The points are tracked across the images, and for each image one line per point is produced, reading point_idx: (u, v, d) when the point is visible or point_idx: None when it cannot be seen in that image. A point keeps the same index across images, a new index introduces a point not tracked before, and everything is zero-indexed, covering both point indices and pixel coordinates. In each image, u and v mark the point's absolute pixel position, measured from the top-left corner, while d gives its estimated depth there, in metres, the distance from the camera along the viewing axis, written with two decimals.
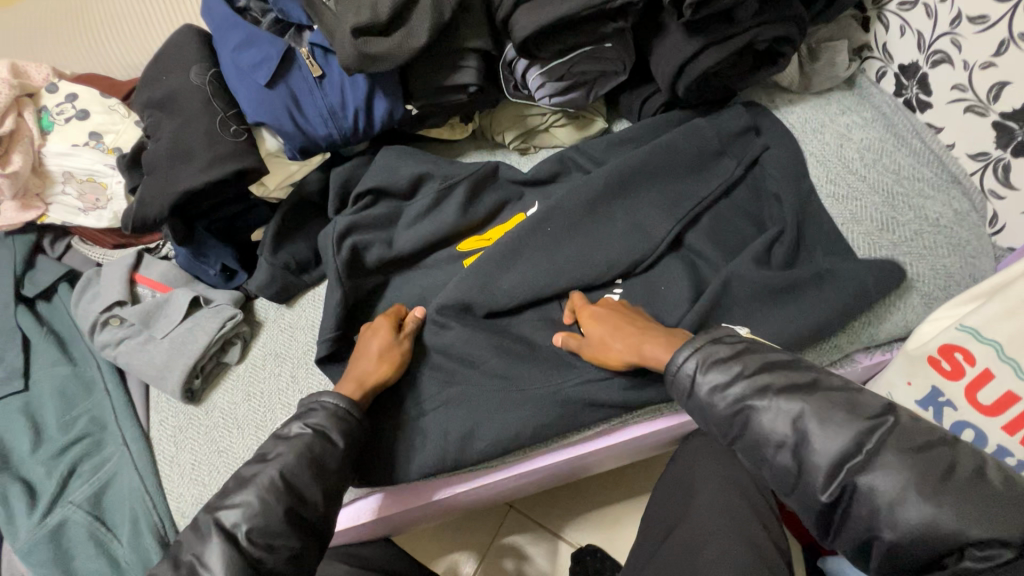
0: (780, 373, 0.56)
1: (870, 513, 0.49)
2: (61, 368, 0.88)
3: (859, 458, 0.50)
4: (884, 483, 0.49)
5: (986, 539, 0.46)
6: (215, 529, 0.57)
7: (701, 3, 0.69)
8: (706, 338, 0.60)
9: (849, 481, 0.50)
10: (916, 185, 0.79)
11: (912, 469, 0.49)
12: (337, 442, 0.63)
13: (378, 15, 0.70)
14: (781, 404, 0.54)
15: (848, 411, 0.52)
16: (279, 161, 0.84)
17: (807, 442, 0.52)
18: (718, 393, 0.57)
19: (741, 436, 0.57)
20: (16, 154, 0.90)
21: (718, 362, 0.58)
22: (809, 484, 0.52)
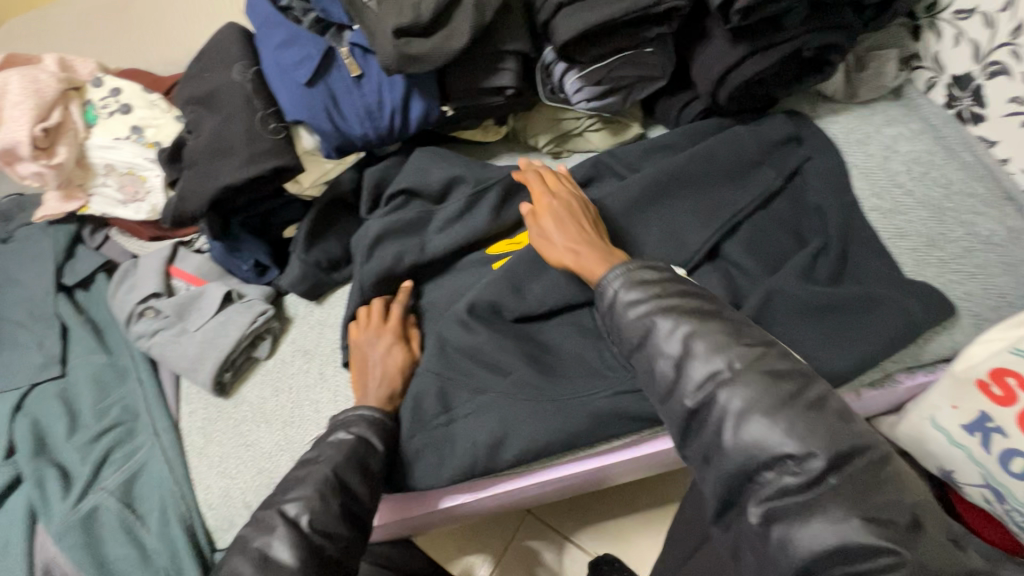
0: (690, 300, 0.57)
1: (721, 419, 0.51)
2: (96, 356, 0.90)
3: (730, 372, 0.52)
4: (741, 398, 0.51)
5: (807, 453, 0.48)
6: (280, 520, 0.57)
7: (750, 9, 0.67)
8: (633, 263, 0.61)
9: (712, 391, 0.52)
10: (966, 201, 0.76)
11: (767, 388, 0.50)
12: (378, 447, 0.66)
13: (420, 15, 0.70)
14: (680, 324, 0.55)
15: (733, 336, 0.54)
16: (314, 159, 0.84)
17: (694, 356, 0.54)
18: (630, 309, 0.59)
19: (639, 349, 0.58)
20: (63, 146, 0.92)
21: (640, 282, 0.60)
22: (679, 390, 0.54)
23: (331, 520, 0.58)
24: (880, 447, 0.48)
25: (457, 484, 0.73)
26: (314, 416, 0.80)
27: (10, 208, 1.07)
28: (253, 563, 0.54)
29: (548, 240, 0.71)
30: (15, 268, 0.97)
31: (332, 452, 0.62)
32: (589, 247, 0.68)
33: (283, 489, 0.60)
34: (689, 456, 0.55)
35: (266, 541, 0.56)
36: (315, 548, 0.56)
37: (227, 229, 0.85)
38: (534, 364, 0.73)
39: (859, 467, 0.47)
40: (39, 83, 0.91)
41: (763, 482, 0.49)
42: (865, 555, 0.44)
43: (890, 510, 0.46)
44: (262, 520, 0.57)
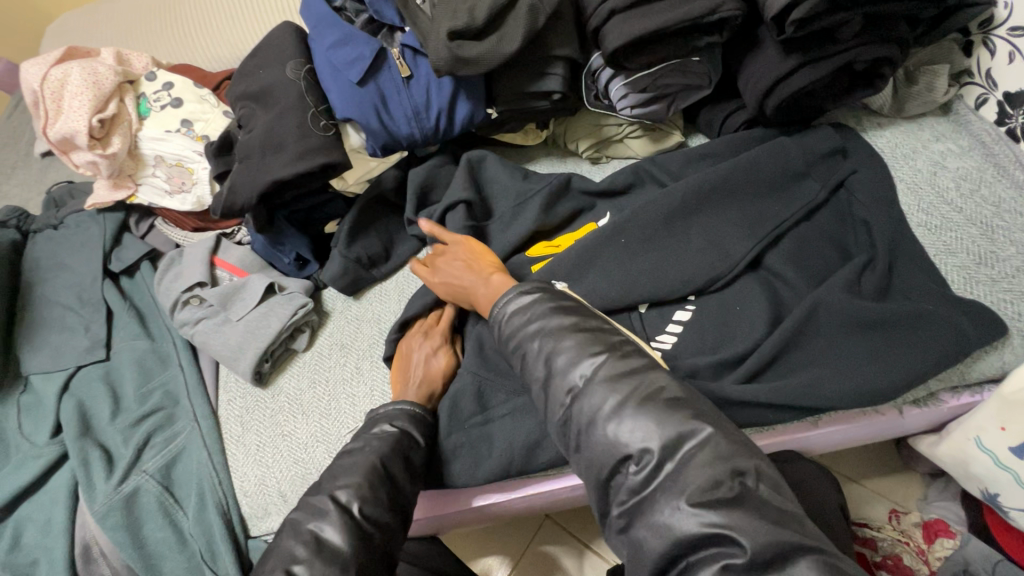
0: (558, 318, 0.60)
1: (585, 424, 0.54)
2: (140, 342, 0.92)
3: (581, 384, 0.56)
4: (596, 404, 0.54)
5: (644, 449, 0.50)
6: (331, 505, 0.58)
7: (804, 21, 0.67)
8: (517, 285, 0.64)
9: (573, 406, 0.56)
10: (1018, 220, 0.74)
11: (620, 389, 0.54)
12: (420, 440, 0.67)
13: (474, 19, 0.71)
14: (544, 342, 0.59)
15: (590, 349, 0.57)
16: (360, 157, 0.86)
17: (553, 373, 0.57)
18: (505, 335, 0.62)
19: (518, 370, 0.62)
20: (116, 136, 0.94)
21: (512, 309, 0.62)
22: (551, 407, 0.58)
23: (378, 510, 0.59)
24: (705, 430, 0.50)
25: (492, 483, 0.74)
26: (352, 410, 0.81)
27: (62, 196, 1.11)
28: (307, 545, 0.56)
29: (443, 276, 0.76)
30: (65, 253, 1.01)
31: (385, 445, 0.64)
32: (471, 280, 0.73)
33: (333, 475, 0.62)
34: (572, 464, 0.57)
35: (318, 525, 0.57)
36: (364, 535, 0.57)
37: (271, 223, 0.87)
38: None
39: (691, 453, 0.49)
40: (97, 76, 0.94)
41: (619, 485, 0.52)
42: (712, 543, 0.45)
43: (708, 492, 0.47)
44: (313, 505, 0.59)
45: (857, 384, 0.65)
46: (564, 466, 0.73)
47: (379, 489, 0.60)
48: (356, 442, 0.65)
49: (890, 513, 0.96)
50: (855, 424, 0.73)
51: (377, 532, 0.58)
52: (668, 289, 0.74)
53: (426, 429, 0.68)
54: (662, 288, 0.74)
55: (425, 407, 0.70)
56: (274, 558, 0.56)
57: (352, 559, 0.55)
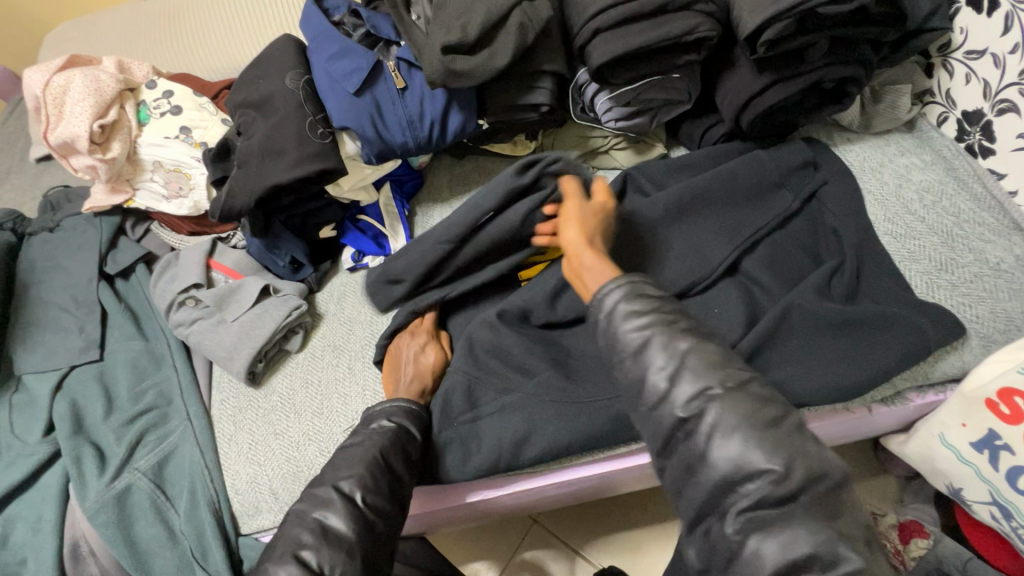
0: (688, 320, 0.56)
1: (707, 434, 0.50)
2: (134, 342, 0.93)
3: (716, 390, 0.51)
4: (725, 411, 0.50)
5: (789, 477, 0.47)
6: (335, 494, 0.60)
7: (774, 42, 0.72)
8: (642, 276, 0.59)
9: (704, 406, 0.50)
10: (976, 229, 0.79)
11: (751, 408, 0.50)
12: (417, 436, 0.70)
13: (467, 35, 0.75)
14: (677, 341, 0.54)
15: (728, 358, 0.53)
16: (355, 165, 0.89)
17: (682, 372, 0.52)
18: (630, 320, 0.56)
19: (626, 363, 0.56)
20: (116, 142, 0.97)
21: (642, 295, 0.57)
22: (668, 404, 0.52)
23: (380, 500, 0.61)
24: (845, 471, 0.48)
25: (477, 479, 0.76)
26: (344, 409, 0.83)
27: (58, 200, 1.12)
28: (313, 532, 0.58)
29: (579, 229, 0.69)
30: (61, 255, 1.02)
31: (382, 438, 0.66)
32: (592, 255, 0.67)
33: (335, 467, 0.63)
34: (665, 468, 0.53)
35: (323, 513, 0.59)
36: (367, 523, 0.59)
37: (268, 227, 0.90)
38: (558, 369, 0.77)
39: (826, 490, 0.46)
40: (99, 83, 0.96)
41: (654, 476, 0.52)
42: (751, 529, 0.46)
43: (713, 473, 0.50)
44: (316, 495, 0.61)
45: (827, 380, 0.69)
46: (551, 463, 0.75)
47: (380, 479, 0.62)
48: (354, 436, 0.67)
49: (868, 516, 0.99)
50: (828, 420, 0.76)
51: (378, 520, 0.60)
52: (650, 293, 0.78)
53: (421, 425, 0.70)
54: None
55: (420, 405, 0.72)
56: (281, 545, 0.57)
57: (356, 546, 0.57)
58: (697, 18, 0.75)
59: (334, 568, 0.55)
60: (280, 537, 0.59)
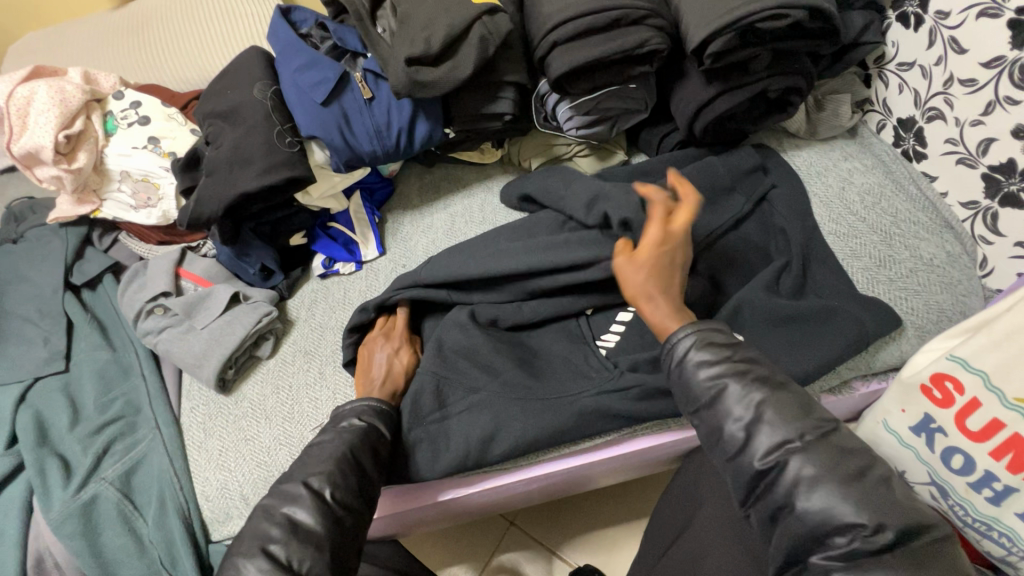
0: (759, 367, 0.59)
1: (788, 488, 0.53)
2: (101, 353, 0.93)
3: (797, 442, 0.54)
4: (810, 464, 0.53)
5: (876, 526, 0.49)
6: (304, 491, 0.61)
7: (719, 54, 0.77)
8: (706, 325, 0.63)
9: (784, 457, 0.54)
10: (912, 228, 0.85)
11: (834, 461, 0.52)
12: (387, 434, 0.71)
13: (430, 47, 0.78)
14: (752, 390, 0.57)
15: (803, 410, 0.56)
16: (325, 173, 0.91)
17: (759, 422, 0.56)
18: (703, 368, 0.60)
19: (704, 409, 0.60)
20: (83, 152, 0.96)
21: (713, 344, 0.61)
22: (747, 454, 0.56)
23: (348, 497, 0.62)
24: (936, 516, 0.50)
25: (445, 477, 0.79)
26: (314, 413, 0.84)
27: (22, 210, 1.11)
28: (283, 527, 0.59)
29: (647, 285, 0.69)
30: (25, 266, 1.01)
31: (353, 439, 0.67)
32: (672, 295, 0.68)
33: (305, 464, 0.64)
34: (753, 515, 0.57)
35: (292, 509, 0.60)
36: (336, 519, 0.61)
37: (238, 235, 0.91)
38: (523, 368, 0.80)
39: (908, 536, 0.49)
40: (64, 94, 0.96)
41: None
42: None
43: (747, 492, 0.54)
44: (285, 491, 0.62)
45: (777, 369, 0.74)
46: (517, 460, 0.78)
47: (349, 476, 0.64)
48: (325, 435, 0.68)
49: None
50: None
51: (347, 512, 0.62)
52: (610, 294, 0.83)
53: (390, 424, 0.72)
54: (605, 293, 0.83)
55: (389, 404, 0.74)
56: (249, 540, 0.59)
57: (326, 541, 0.59)
58: (648, 32, 0.79)
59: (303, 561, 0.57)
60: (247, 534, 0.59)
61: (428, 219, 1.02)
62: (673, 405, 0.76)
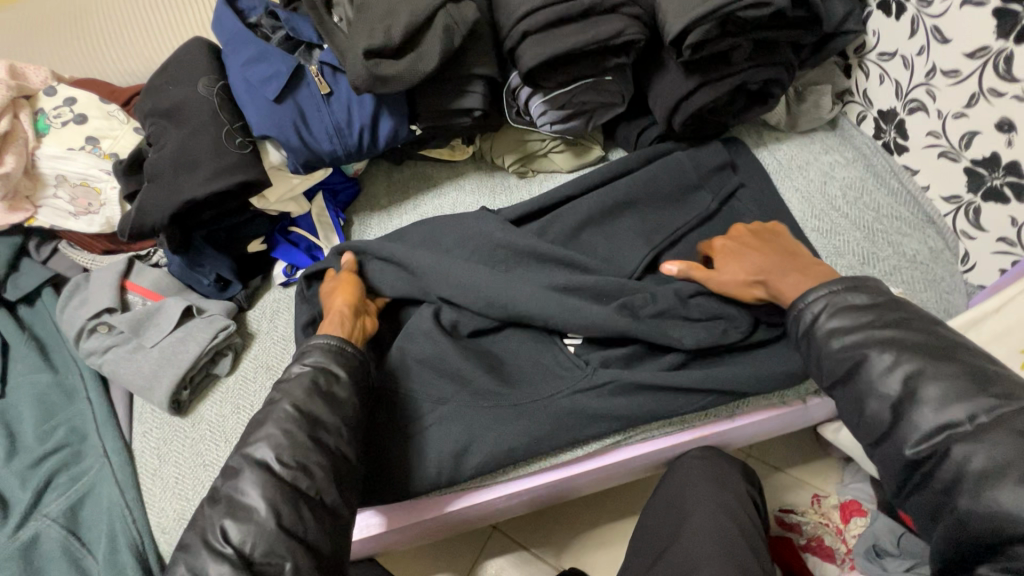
0: (912, 333, 0.54)
1: (952, 477, 0.48)
2: (41, 375, 0.86)
3: (966, 427, 0.49)
4: (985, 456, 0.47)
5: None
6: (237, 476, 0.58)
7: (699, 45, 0.74)
8: (830, 287, 0.59)
9: (945, 445, 0.49)
10: (894, 223, 0.83)
11: (1018, 451, 0.46)
12: (342, 373, 0.65)
13: (390, 38, 0.72)
14: (903, 361, 0.53)
15: (975, 383, 0.50)
16: (281, 175, 0.85)
17: (913, 400, 0.51)
18: (837, 337, 0.57)
19: (846, 381, 0.57)
20: (9, 155, 0.87)
21: (850, 309, 0.58)
22: (899, 438, 0.52)
23: (322, 482, 0.58)
24: None
25: (419, 496, 0.74)
26: None
27: None
28: None
29: (739, 259, 0.72)
30: None
31: (298, 388, 0.62)
32: (777, 266, 0.68)
33: (249, 432, 0.60)
34: (914, 506, 0.53)
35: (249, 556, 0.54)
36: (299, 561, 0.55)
37: (188, 243, 0.83)
38: (496, 378, 0.76)
39: None
40: None
41: None
42: None
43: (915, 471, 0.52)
44: (234, 479, 0.57)
45: (753, 369, 0.73)
46: (494, 476, 0.74)
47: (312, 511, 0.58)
48: (274, 390, 0.63)
49: (813, 497, 0.99)
50: (763, 416, 0.79)
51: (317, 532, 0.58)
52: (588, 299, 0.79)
53: (348, 365, 0.65)
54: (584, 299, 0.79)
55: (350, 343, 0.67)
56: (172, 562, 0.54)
57: None
58: (624, 21, 0.75)
59: (253, 544, 0.53)
60: (208, 527, 0.55)
61: (397, 220, 0.96)
62: (657, 415, 0.72)
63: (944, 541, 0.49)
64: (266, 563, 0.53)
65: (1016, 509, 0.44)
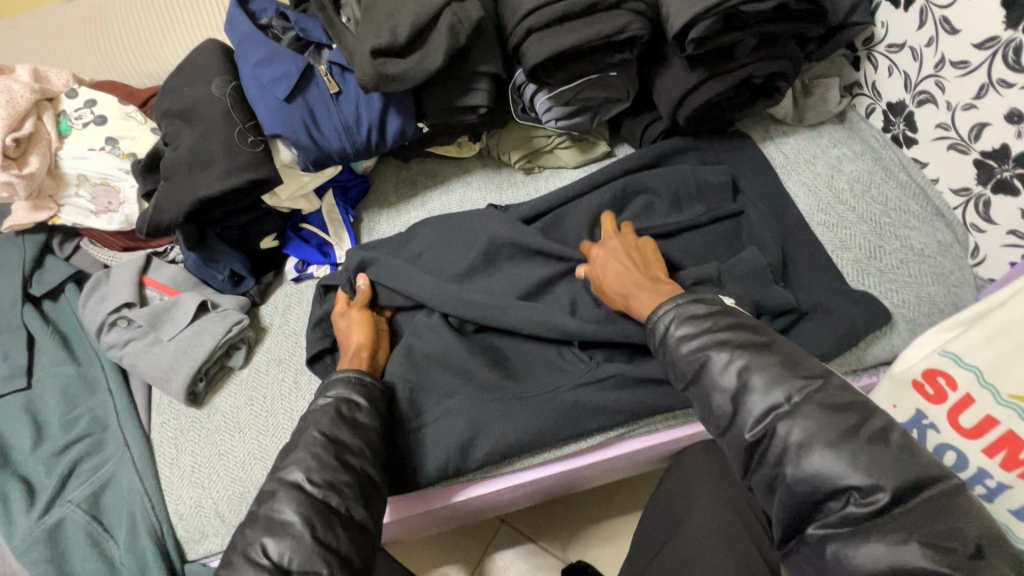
0: (739, 334, 0.59)
1: (782, 452, 0.53)
2: (65, 367, 0.89)
3: (786, 407, 0.54)
4: (802, 429, 0.52)
5: (875, 488, 0.49)
6: None
7: (702, 40, 0.74)
8: (674, 298, 0.64)
9: (772, 424, 0.54)
10: (902, 216, 0.83)
11: (829, 421, 0.52)
12: (362, 402, 0.67)
13: (396, 37, 0.73)
14: (735, 357, 0.57)
15: (790, 368, 0.56)
16: (292, 172, 0.87)
17: (748, 391, 0.56)
18: (683, 344, 0.61)
19: (696, 383, 0.60)
20: (34, 155, 0.91)
21: (691, 317, 0.62)
22: (738, 424, 0.56)
23: (328, 469, 0.60)
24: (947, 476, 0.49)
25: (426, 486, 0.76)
26: (289, 424, 0.81)
27: None
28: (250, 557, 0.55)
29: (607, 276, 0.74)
30: None
31: (322, 415, 0.64)
32: (638, 286, 0.71)
33: None
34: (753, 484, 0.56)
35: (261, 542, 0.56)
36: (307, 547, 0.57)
37: (202, 240, 0.86)
38: (501, 371, 0.77)
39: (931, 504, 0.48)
40: (11, 94, 0.90)
41: None
42: None
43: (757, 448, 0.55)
44: None
45: None
46: (499, 467, 0.75)
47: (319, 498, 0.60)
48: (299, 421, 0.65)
49: None
50: None
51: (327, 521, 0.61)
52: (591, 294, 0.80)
53: (369, 395, 0.68)
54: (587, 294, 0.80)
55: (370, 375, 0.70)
56: None
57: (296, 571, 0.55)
58: (627, 18, 0.75)
59: (290, 557, 0.55)
60: None
61: (405, 216, 0.98)
62: (659, 408, 0.73)
63: (785, 511, 0.53)
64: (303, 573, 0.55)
65: (835, 474, 0.50)
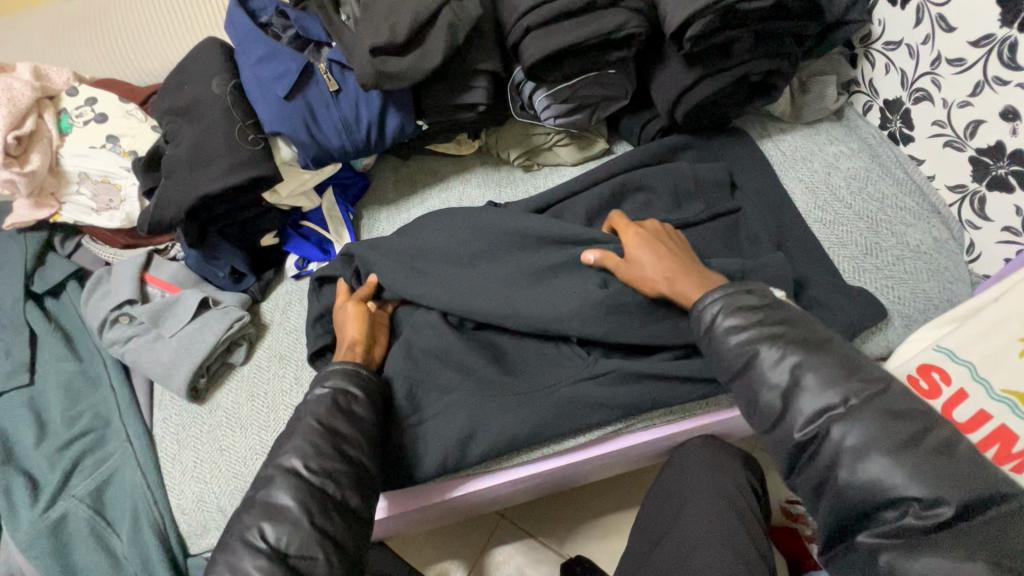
0: (795, 329, 0.58)
1: (834, 456, 0.52)
2: (67, 363, 0.90)
3: (842, 409, 0.53)
4: (858, 435, 0.51)
5: (936, 499, 0.48)
6: None
7: (700, 37, 0.74)
8: (724, 288, 0.62)
9: (826, 426, 0.53)
10: (898, 213, 0.83)
11: (886, 428, 0.51)
12: (361, 394, 0.68)
13: (396, 35, 0.73)
14: (789, 354, 0.56)
15: (846, 371, 0.55)
16: (293, 170, 0.87)
17: (799, 388, 0.55)
18: (733, 334, 0.59)
19: (741, 375, 0.59)
20: (35, 153, 0.91)
21: (742, 308, 0.60)
22: (789, 423, 0.55)
23: (330, 464, 0.61)
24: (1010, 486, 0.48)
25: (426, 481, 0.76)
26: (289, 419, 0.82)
27: None
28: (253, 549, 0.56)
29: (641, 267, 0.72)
30: None
31: (317, 404, 0.65)
32: (678, 275, 0.69)
33: None
34: (800, 486, 0.56)
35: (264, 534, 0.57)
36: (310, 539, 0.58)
37: (203, 237, 0.87)
38: (500, 367, 0.78)
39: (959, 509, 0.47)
40: (12, 92, 0.91)
41: None
42: None
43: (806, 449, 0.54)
44: None
45: None
46: (498, 461, 0.76)
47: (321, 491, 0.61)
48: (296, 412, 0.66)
49: None
50: None
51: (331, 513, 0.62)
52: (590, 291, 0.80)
53: (366, 386, 0.68)
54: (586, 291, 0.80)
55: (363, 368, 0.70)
56: None
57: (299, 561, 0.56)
58: (625, 16, 0.76)
59: (288, 542, 0.56)
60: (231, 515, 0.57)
61: (405, 214, 0.99)
62: (657, 403, 0.74)
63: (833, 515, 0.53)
64: (305, 561, 0.56)
65: (886, 481, 0.50)
